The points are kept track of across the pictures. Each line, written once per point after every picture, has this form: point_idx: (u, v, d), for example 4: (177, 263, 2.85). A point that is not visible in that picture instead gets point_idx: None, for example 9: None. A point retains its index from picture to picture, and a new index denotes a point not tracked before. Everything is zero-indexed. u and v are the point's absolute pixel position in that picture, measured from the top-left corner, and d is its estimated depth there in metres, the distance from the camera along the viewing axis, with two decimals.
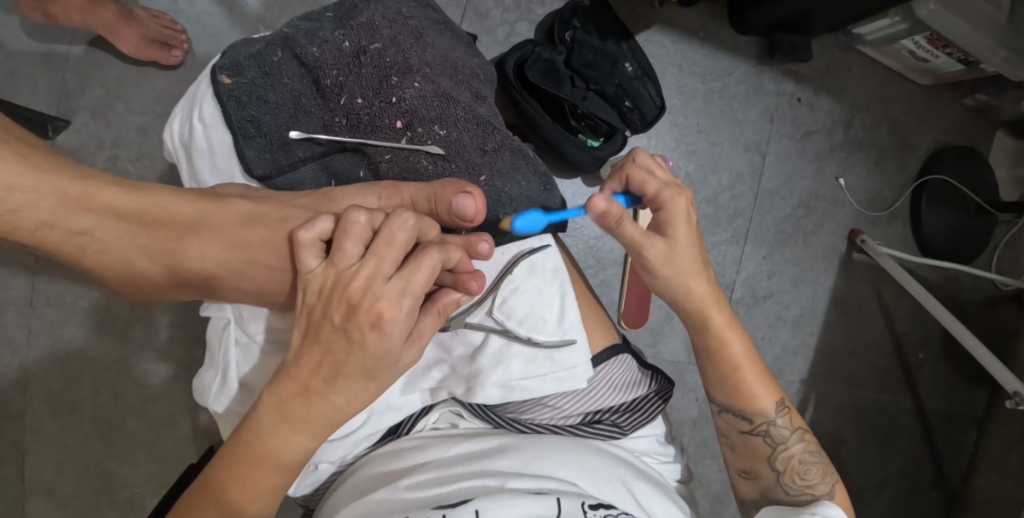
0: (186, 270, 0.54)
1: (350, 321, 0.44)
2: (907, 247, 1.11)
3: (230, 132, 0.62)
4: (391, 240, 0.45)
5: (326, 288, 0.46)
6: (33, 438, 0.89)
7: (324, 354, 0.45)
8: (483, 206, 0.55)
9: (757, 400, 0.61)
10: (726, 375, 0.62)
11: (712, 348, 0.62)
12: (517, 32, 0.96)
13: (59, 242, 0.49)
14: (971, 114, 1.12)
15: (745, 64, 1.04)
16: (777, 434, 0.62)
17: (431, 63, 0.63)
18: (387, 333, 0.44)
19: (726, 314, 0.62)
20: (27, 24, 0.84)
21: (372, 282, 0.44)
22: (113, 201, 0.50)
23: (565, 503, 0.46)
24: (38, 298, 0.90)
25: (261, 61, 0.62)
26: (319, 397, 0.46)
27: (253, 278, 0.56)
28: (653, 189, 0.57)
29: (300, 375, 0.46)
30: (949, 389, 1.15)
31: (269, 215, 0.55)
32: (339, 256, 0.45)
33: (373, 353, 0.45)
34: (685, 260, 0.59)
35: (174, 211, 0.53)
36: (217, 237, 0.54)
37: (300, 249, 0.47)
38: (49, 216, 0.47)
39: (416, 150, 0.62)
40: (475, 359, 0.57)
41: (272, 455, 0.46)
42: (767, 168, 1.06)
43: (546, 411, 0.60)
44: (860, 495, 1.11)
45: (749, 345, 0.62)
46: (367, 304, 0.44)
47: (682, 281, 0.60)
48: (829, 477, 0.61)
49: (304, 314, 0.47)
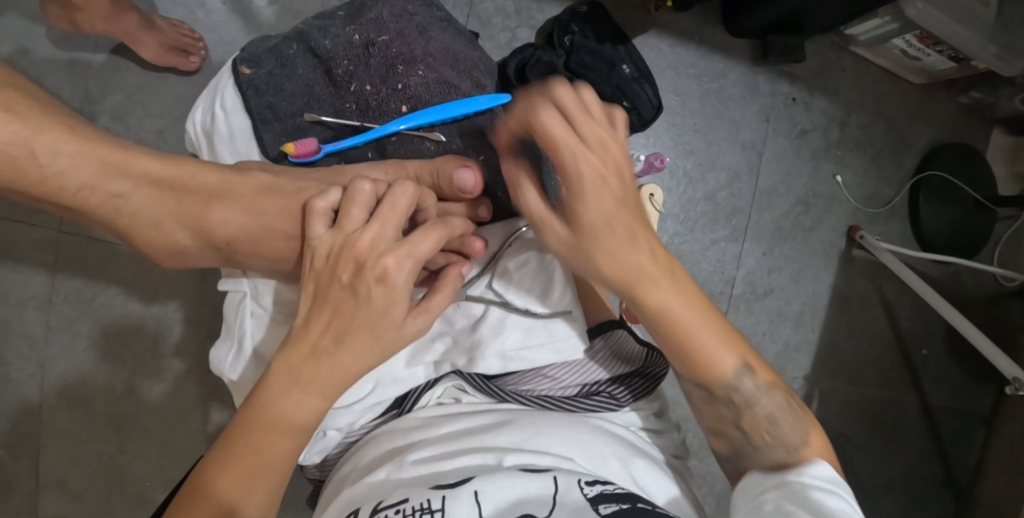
0: (210, 234, 0.57)
1: (357, 278, 0.50)
2: (907, 243, 1.12)
3: (249, 117, 0.66)
4: (393, 206, 0.53)
5: (334, 251, 0.51)
6: (49, 432, 0.91)
7: (333, 313, 0.50)
8: (480, 178, 0.62)
9: (716, 369, 0.54)
10: (679, 349, 0.54)
11: (660, 323, 0.54)
12: (519, 37, 1.00)
13: (98, 205, 0.53)
14: (966, 112, 1.14)
15: (740, 65, 1.07)
16: (739, 398, 0.55)
17: (435, 53, 0.68)
18: (393, 286, 0.50)
19: (675, 281, 0.53)
20: (54, 33, 0.89)
21: (378, 241, 0.51)
22: (148, 168, 0.54)
23: (561, 480, 0.48)
24: (58, 294, 0.92)
25: (278, 54, 0.67)
26: (327, 356, 0.49)
27: (270, 245, 0.58)
28: (558, 145, 0.51)
29: (309, 336, 0.50)
30: (957, 387, 1.14)
31: (284, 186, 0.58)
32: (347, 221, 0.52)
33: (378, 309, 0.50)
34: (618, 233, 0.52)
35: (202, 180, 0.57)
36: (237, 205, 0.57)
37: (312, 217, 0.53)
38: (91, 180, 0.52)
39: (420, 135, 0.67)
40: (476, 330, 0.60)
41: (286, 421, 0.48)
42: (764, 165, 1.08)
43: (546, 383, 0.62)
44: (869, 495, 1.09)
45: (705, 306, 0.54)
46: (373, 262, 0.50)
47: (620, 255, 0.52)
48: (802, 428, 0.55)
49: (311, 279, 0.52)
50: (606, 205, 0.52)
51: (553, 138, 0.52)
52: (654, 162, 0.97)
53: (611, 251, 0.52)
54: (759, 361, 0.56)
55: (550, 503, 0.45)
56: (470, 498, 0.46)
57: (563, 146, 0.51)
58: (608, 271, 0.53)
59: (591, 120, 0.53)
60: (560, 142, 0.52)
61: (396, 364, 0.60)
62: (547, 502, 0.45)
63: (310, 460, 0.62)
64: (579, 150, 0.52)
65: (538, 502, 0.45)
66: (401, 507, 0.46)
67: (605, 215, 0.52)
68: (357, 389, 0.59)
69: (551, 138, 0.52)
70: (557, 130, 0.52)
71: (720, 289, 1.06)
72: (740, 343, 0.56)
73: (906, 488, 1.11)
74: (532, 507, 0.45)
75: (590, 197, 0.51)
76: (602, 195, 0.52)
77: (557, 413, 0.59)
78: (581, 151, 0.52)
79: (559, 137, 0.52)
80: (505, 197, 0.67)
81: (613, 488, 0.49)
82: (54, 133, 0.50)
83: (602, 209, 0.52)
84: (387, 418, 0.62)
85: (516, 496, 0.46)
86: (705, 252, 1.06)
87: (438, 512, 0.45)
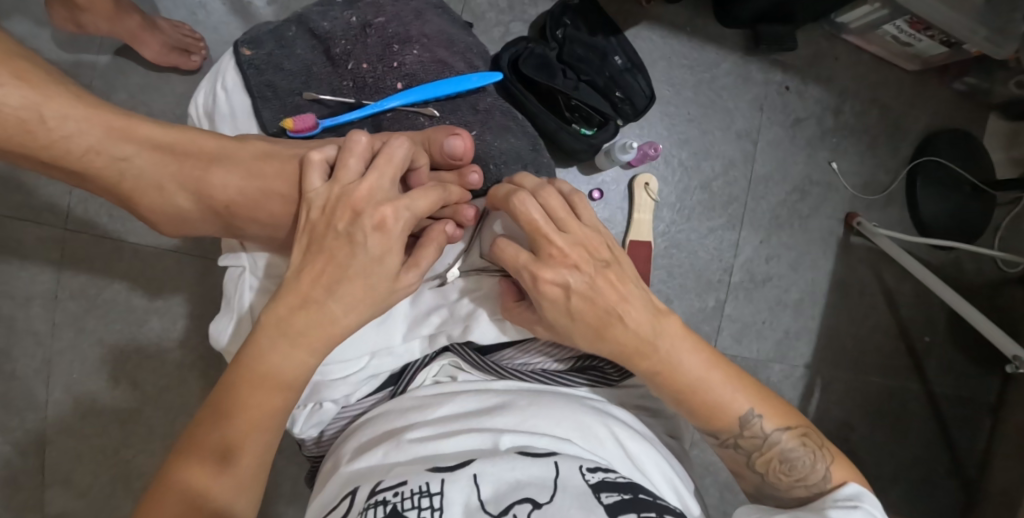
0: (212, 199, 0.59)
1: (354, 225, 0.52)
2: (906, 229, 1.12)
3: (249, 96, 0.67)
4: (390, 157, 0.55)
5: (330, 202, 0.54)
6: (54, 426, 0.92)
7: (327, 260, 0.52)
8: (471, 145, 0.63)
9: (723, 418, 0.56)
10: (686, 404, 0.57)
11: (660, 381, 0.57)
12: (512, 31, 1.01)
13: (103, 167, 0.55)
14: (961, 98, 1.14)
15: (732, 55, 1.08)
16: (750, 442, 0.57)
17: (430, 35, 0.71)
18: (389, 233, 0.53)
19: (667, 336, 0.56)
20: (59, 36, 0.90)
21: (375, 192, 0.53)
22: (151, 134, 0.56)
23: (563, 466, 0.47)
24: (63, 290, 0.93)
25: (278, 36, 0.69)
26: (317, 306, 0.52)
27: (269, 209, 0.60)
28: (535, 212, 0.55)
29: (300, 286, 0.52)
30: (962, 374, 1.13)
31: (281, 152, 0.60)
32: (343, 172, 0.54)
33: (372, 257, 0.53)
34: (601, 303, 0.55)
35: (202, 144, 0.58)
36: (236, 168, 0.59)
37: (307, 167, 0.55)
38: (98, 143, 0.54)
39: (415, 111, 0.69)
40: (471, 298, 0.62)
41: (272, 374, 0.51)
42: (759, 153, 1.09)
43: (540, 353, 0.63)
44: (875, 484, 1.08)
45: (704, 360, 0.57)
46: (371, 210, 0.52)
47: (602, 338, 0.56)
48: (821, 460, 0.56)
49: (305, 230, 0.54)
50: (582, 294, 0.55)
51: (530, 222, 0.55)
52: (649, 151, 0.98)
53: (595, 316, 0.55)
54: (770, 403, 0.57)
55: (551, 488, 0.45)
56: (469, 481, 0.46)
57: (538, 235, 0.55)
58: (601, 340, 0.56)
59: (561, 209, 0.56)
60: (533, 217, 0.55)
61: (393, 336, 0.62)
62: (549, 486, 0.45)
63: (307, 434, 0.62)
64: (539, 270, 0.54)
65: (538, 486, 0.45)
66: (399, 490, 0.46)
67: (583, 290, 0.55)
68: (353, 360, 0.60)
69: (528, 221, 0.55)
70: (531, 215, 0.55)
71: (718, 278, 1.07)
72: (749, 386, 0.57)
73: (912, 477, 1.10)
74: (533, 491, 0.45)
75: (563, 268, 0.54)
76: (580, 269, 0.55)
77: (555, 395, 0.58)
78: (539, 274, 0.54)
79: (517, 258, 0.55)
80: (497, 171, 0.68)
81: (614, 476, 0.48)
82: (64, 101, 0.52)
83: (574, 282, 0.54)
84: (383, 394, 0.62)
85: (516, 479, 0.46)
86: (702, 240, 1.06)
87: (436, 497, 0.45)
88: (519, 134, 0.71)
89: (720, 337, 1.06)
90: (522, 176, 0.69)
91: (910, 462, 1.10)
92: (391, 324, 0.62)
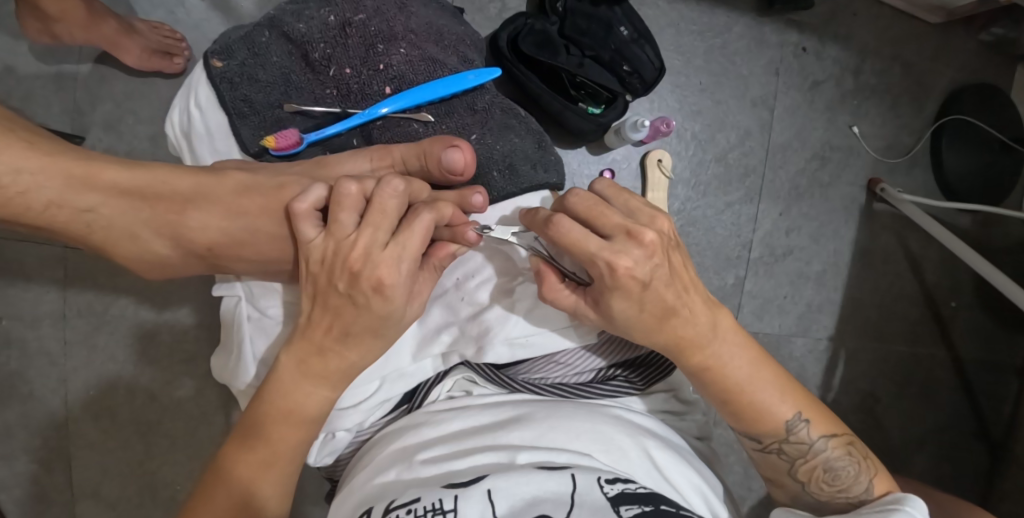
0: (189, 240, 0.57)
1: (353, 287, 0.49)
2: (930, 192, 1.08)
3: (226, 113, 0.65)
4: (383, 209, 0.49)
5: (327, 257, 0.50)
6: (78, 445, 0.88)
7: (334, 317, 0.50)
8: (471, 158, 0.59)
9: (770, 421, 0.56)
10: (732, 405, 0.56)
11: (708, 378, 0.55)
12: (509, 7, 0.96)
13: (69, 221, 0.53)
14: (987, 50, 1.09)
15: (744, 17, 1.03)
16: (795, 448, 0.57)
17: (416, 30, 0.66)
18: (390, 295, 0.49)
19: (721, 334, 0.55)
20: (35, 47, 0.86)
21: (370, 250, 0.48)
22: (116, 179, 0.54)
23: (580, 479, 0.45)
24: (71, 309, 0.89)
25: (250, 43, 0.65)
26: (334, 354, 0.51)
27: (252, 247, 0.58)
28: (601, 214, 0.51)
29: (314, 337, 0.51)
30: (988, 338, 1.10)
31: (264, 184, 0.57)
32: (337, 227, 0.49)
33: (378, 314, 0.50)
34: (670, 296, 0.52)
35: (173, 185, 0.56)
36: (216, 207, 0.57)
37: (297, 220, 0.51)
38: (59, 196, 0.52)
39: (408, 117, 0.66)
40: (482, 317, 0.59)
41: (298, 412, 0.52)
42: (776, 121, 1.04)
43: (561, 368, 0.61)
44: (903, 452, 1.06)
45: (752, 360, 0.56)
46: (368, 271, 0.48)
47: (662, 327, 0.53)
48: (865, 472, 0.56)
49: (309, 282, 0.52)
50: (655, 288, 0.51)
51: (589, 211, 0.51)
52: (661, 127, 0.93)
53: (660, 309, 0.52)
54: (816, 409, 0.57)
55: (568, 503, 0.43)
56: (483, 498, 0.43)
57: (606, 222, 0.51)
58: (658, 332, 0.53)
59: (626, 198, 0.54)
60: (601, 211, 0.51)
61: (403, 358, 0.60)
62: (566, 502, 0.43)
63: (323, 461, 0.62)
64: (615, 255, 0.49)
65: (555, 502, 0.43)
66: (412, 508, 0.44)
67: (659, 278, 0.51)
68: (363, 388, 0.59)
69: (588, 211, 0.51)
70: (595, 205, 0.51)
71: (738, 254, 1.03)
72: (795, 390, 0.57)
73: (936, 443, 1.08)
74: (548, 507, 0.42)
75: (637, 251, 0.50)
76: (653, 255, 0.50)
77: (575, 405, 0.57)
78: (615, 260, 0.49)
79: (588, 245, 0.49)
80: (501, 178, 0.64)
81: (634, 487, 0.46)
82: (15, 152, 0.49)
83: (649, 271, 0.50)
84: (398, 413, 0.62)
85: (532, 494, 0.43)
86: (719, 216, 1.02)
87: (450, 514, 0.43)
88: (522, 133, 0.67)
89: (742, 315, 1.03)
90: (530, 180, 0.65)
91: (935, 428, 1.08)
92: (401, 346, 0.60)
